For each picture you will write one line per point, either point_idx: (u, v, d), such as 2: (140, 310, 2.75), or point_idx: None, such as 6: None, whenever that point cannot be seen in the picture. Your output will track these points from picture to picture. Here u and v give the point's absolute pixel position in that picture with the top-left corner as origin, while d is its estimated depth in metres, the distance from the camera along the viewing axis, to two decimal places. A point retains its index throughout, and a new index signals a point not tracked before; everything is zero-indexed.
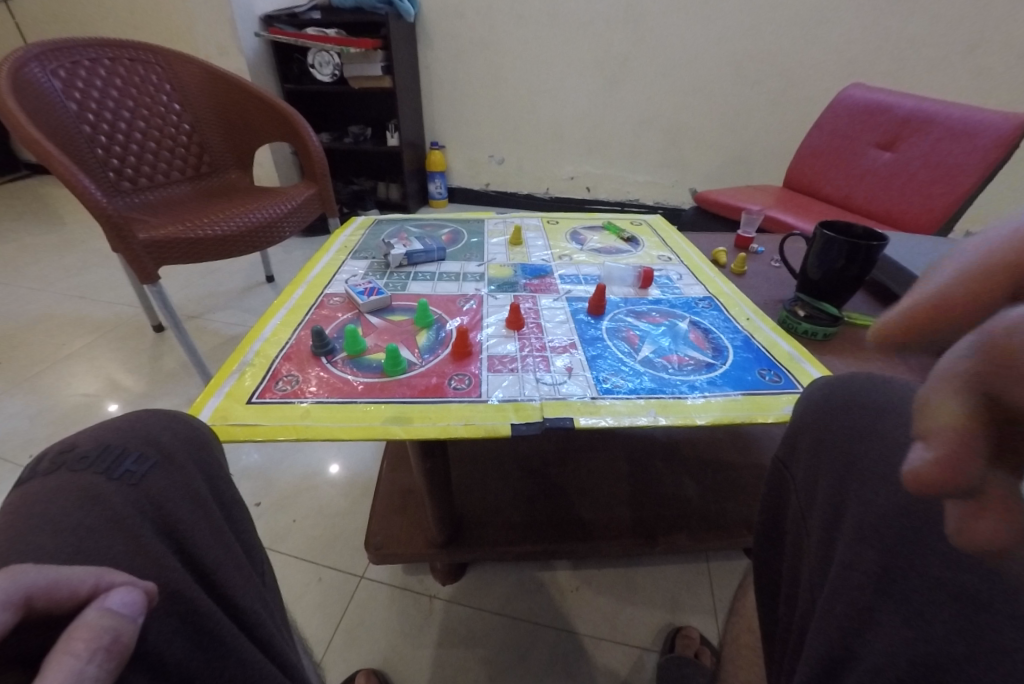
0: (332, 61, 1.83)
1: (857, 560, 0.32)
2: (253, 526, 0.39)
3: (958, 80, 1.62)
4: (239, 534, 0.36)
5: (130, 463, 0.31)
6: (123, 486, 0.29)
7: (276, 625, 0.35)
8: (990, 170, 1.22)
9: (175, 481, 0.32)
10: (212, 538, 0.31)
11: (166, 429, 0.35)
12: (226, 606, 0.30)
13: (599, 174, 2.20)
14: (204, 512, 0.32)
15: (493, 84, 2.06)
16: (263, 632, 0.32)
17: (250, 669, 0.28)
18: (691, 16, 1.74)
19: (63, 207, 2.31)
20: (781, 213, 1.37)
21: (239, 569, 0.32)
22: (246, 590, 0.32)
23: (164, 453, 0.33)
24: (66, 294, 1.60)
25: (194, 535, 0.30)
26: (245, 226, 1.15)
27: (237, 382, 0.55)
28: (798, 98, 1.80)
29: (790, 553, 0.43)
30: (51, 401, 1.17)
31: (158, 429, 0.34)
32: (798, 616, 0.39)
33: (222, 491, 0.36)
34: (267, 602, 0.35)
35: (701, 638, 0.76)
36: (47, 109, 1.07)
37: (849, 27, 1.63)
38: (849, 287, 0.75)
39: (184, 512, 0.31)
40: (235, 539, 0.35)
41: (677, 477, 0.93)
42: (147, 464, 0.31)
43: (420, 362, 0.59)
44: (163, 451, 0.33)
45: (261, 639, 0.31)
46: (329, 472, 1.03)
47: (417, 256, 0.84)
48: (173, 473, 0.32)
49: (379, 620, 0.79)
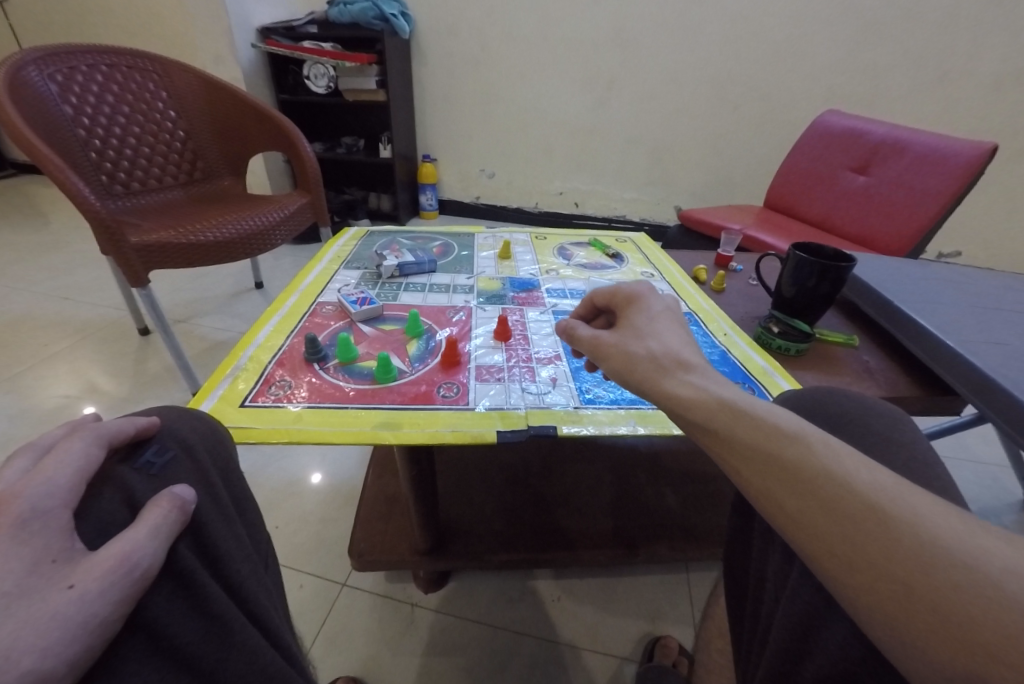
0: (327, 73, 1.87)
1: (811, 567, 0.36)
2: (263, 522, 0.40)
3: (925, 110, 1.72)
4: (247, 527, 0.38)
5: (151, 453, 0.32)
6: (142, 476, 0.31)
7: (277, 611, 0.36)
8: (957, 194, 1.29)
9: (192, 473, 0.33)
10: (224, 530, 0.33)
11: (185, 424, 0.36)
12: (232, 592, 0.31)
13: (588, 190, 2.26)
14: (216, 504, 0.34)
15: (486, 100, 2.11)
16: (265, 619, 0.33)
17: (252, 653, 0.29)
18: (676, 42, 1.82)
19: (47, 208, 2.28)
20: (760, 234, 1.42)
21: (248, 562, 0.33)
22: (251, 577, 0.33)
23: (183, 447, 0.34)
24: (48, 296, 1.58)
25: (211, 526, 0.32)
26: (237, 233, 1.16)
27: (231, 385, 0.56)
28: (778, 124, 1.89)
29: (757, 558, 0.46)
30: (29, 403, 1.16)
31: (177, 423, 0.36)
32: (764, 614, 0.42)
33: (233, 484, 0.38)
34: (269, 589, 0.36)
35: (680, 648, 0.77)
36: (42, 112, 1.08)
37: (824, 59, 1.73)
38: (821, 305, 0.79)
39: (202, 503, 0.32)
40: (245, 533, 0.36)
41: (658, 488, 0.95)
42: (165, 456, 0.33)
43: (410, 370, 0.61)
44: (182, 445, 0.35)
45: (262, 624, 0.32)
46: (312, 480, 1.03)
47: (408, 267, 0.86)
48: (189, 466, 0.34)
49: (361, 627, 0.79)
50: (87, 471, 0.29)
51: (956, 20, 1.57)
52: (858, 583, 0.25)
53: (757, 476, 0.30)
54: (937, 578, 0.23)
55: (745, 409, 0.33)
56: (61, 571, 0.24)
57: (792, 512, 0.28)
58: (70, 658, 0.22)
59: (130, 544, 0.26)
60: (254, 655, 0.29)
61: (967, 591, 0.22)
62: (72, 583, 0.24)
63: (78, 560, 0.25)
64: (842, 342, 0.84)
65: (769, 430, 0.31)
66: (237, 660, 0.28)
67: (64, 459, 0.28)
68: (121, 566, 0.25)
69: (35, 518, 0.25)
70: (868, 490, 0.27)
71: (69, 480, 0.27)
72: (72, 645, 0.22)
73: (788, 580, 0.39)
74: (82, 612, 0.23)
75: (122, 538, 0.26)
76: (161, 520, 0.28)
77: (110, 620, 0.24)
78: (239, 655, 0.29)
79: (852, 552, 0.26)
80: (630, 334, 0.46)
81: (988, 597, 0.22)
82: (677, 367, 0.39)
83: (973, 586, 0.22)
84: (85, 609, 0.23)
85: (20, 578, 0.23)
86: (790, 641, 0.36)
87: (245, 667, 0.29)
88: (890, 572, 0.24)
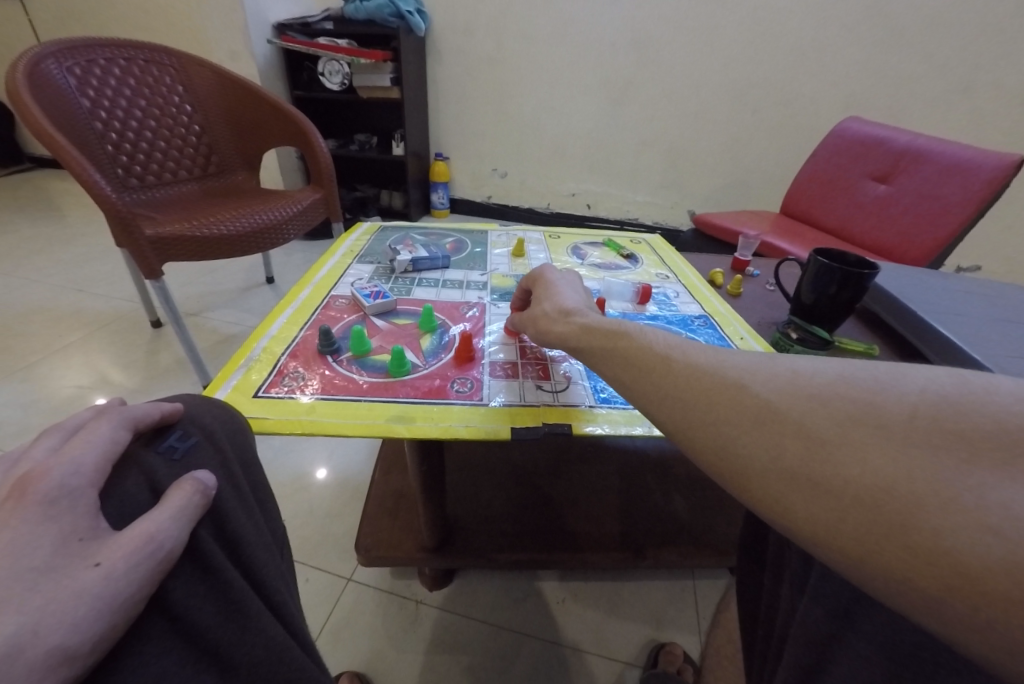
0: (342, 70, 1.88)
1: (824, 582, 0.35)
2: (279, 513, 0.40)
3: (948, 119, 1.69)
4: (265, 516, 0.37)
5: (174, 439, 0.33)
6: (164, 461, 0.31)
7: (293, 601, 0.35)
8: (981, 206, 1.26)
9: (213, 459, 0.33)
10: (244, 517, 0.32)
11: (207, 412, 0.36)
12: (250, 579, 0.31)
13: (600, 192, 2.24)
14: (236, 491, 0.33)
15: (500, 100, 2.11)
16: (282, 608, 0.32)
17: (269, 638, 0.29)
18: (693, 44, 1.80)
19: (63, 201, 2.31)
20: (775, 239, 1.41)
21: (266, 550, 0.33)
22: (268, 566, 0.32)
23: (205, 433, 0.34)
24: (62, 287, 1.60)
25: (231, 512, 0.31)
26: (251, 227, 1.17)
27: (243, 376, 0.56)
28: (795, 128, 1.86)
29: (772, 565, 0.46)
30: (43, 392, 1.17)
31: (199, 411, 0.36)
32: (779, 622, 0.42)
33: (252, 472, 0.37)
34: (285, 579, 0.36)
35: (685, 655, 0.76)
36: (60, 105, 1.09)
37: (844, 63, 1.70)
38: (841, 313, 0.78)
39: (224, 489, 0.32)
40: (264, 523, 0.36)
41: (667, 493, 0.94)
42: (188, 442, 0.33)
43: (423, 364, 0.61)
44: (205, 432, 0.34)
45: (280, 613, 0.32)
46: (318, 476, 1.03)
47: (422, 263, 0.85)
48: (211, 452, 0.33)
49: (366, 624, 0.79)
50: (113, 452, 0.29)
51: (984, 27, 1.54)
52: (667, 410, 0.36)
53: (602, 363, 0.43)
54: (703, 386, 0.35)
55: (595, 325, 0.46)
56: (87, 549, 0.24)
57: (626, 381, 0.40)
58: (94, 636, 0.22)
59: (153, 526, 0.26)
60: (271, 641, 0.29)
61: (721, 387, 0.34)
62: (98, 561, 0.24)
63: (104, 539, 0.25)
64: (861, 351, 0.82)
65: (604, 330, 0.44)
66: (254, 644, 0.28)
67: (91, 439, 0.28)
68: (144, 547, 0.25)
69: (63, 495, 0.25)
70: (663, 350, 0.39)
71: (96, 459, 0.28)
72: (97, 623, 0.23)
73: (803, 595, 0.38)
74: (107, 591, 0.23)
75: (146, 519, 0.26)
76: (185, 503, 0.28)
77: (132, 599, 0.24)
78: (256, 639, 0.28)
79: (663, 390, 0.37)
80: (535, 303, 0.57)
81: (721, 387, 0.34)
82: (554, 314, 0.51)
83: (722, 381, 0.34)
84: (110, 588, 0.23)
85: (48, 555, 0.24)
86: (809, 648, 0.35)
87: (261, 653, 0.28)
88: (677, 396, 0.36)
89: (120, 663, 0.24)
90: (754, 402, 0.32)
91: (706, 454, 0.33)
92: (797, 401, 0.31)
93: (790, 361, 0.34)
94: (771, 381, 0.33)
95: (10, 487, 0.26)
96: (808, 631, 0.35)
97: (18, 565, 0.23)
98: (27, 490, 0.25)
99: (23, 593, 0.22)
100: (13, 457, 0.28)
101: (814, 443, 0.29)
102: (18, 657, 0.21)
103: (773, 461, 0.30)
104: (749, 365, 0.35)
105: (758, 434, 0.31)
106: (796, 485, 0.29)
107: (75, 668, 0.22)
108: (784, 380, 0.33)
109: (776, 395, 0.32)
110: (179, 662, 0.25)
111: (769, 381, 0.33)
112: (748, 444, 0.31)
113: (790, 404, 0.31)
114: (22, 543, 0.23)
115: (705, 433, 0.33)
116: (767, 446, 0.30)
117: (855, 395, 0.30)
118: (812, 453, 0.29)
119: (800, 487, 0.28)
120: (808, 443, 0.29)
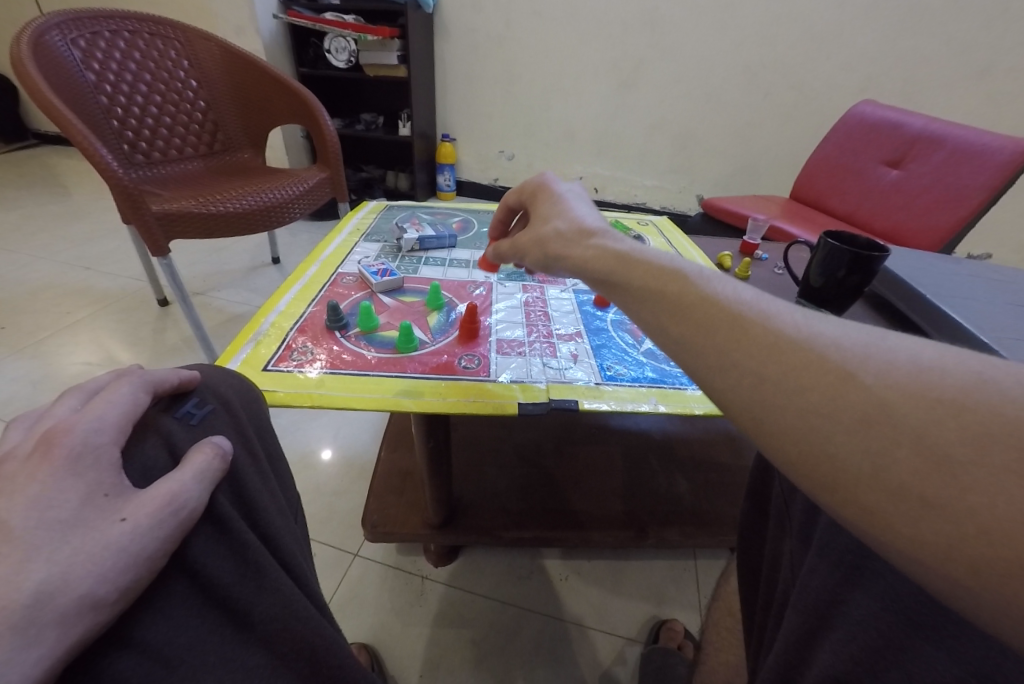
0: (348, 47, 1.84)
1: (820, 564, 0.36)
2: (292, 479, 0.40)
3: (970, 102, 1.64)
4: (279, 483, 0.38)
5: (191, 406, 0.33)
6: (181, 426, 0.32)
7: (307, 563, 0.36)
8: (995, 192, 1.24)
9: (228, 429, 0.34)
10: (259, 484, 0.33)
11: (225, 383, 0.36)
12: (268, 544, 0.32)
13: (608, 175, 2.21)
14: (250, 456, 0.34)
15: (508, 79, 2.07)
16: (297, 569, 0.33)
17: (286, 598, 0.29)
18: (707, 23, 1.75)
19: (70, 178, 2.30)
20: (786, 225, 1.39)
21: (280, 514, 0.34)
22: (283, 532, 0.33)
23: (221, 402, 0.35)
24: (70, 265, 1.61)
25: (247, 478, 0.32)
26: (258, 204, 1.16)
27: (253, 351, 0.56)
28: (809, 111, 1.82)
29: (772, 535, 0.46)
30: (52, 368, 1.19)
31: (218, 382, 0.36)
32: (779, 594, 0.42)
33: (267, 440, 0.38)
34: (299, 541, 0.37)
35: (685, 632, 0.77)
36: (64, 77, 1.07)
37: (863, 43, 1.65)
38: (849, 297, 0.78)
39: (238, 454, 0.33)
40: (278, 488, 0.36)
41: (670, 475, 0.94)
42: (205, 409, 0.33)
43: (431, 341, 0.61)
44: (221, 400, 0.35)
45: (296, 575, 0.33)
46: (323, 455, 1.04)
47: (428, 241, 0.85)
48: (226, 421, 0.34)
49: (369, 598, 0.80)
50: (135, 413, 0.29)
51: (1011, 7, 1.48)
52: (736, 386, 0.29)
53: (644, 308, 0.36)
54: (796, 362, 0.27)
55: (634, 257, 0.40)
56: (113, 505, 0.25)
57: (678, 336, 0.33)
58: (120, 586, 0.24)
59: (177, 485, 0.27)
60: (288, 600, 0.30)
61: (814, 367, 0.27)
62: (124, 516, 0.25)
63: (129, 496, 0.26)
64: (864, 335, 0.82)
65: (653, 269, 0.37)
66: (270, 602, 0.29)
67: (113, 398, 0.29)
68: (169, 505, 0.26)
69: (88, 451, 0.26)
70: (731, 299, 0.32)
71: (119, 417, 0.28)
72: (124, 574, 0.24)
73: (802, 571, 0.39)
74: (133, 544, 0.24)
75: (169, 478, 0.27)
76: (205, 467, 0.28)
77: (157, 553, 0.25)
78: (272, 598, 0.29)
79: (734, 359, 0.29)
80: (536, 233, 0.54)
81: (827, 371, 0.26)
82: (576, 238, 0.47)
83: (822, 364, 0.27)
84: (136, 541, 0.24)
85: (75, 508, 0.24)
86: (808, 620, 0.35)
87: (278, 611, 0.29)
88: (747, 366, 0.29)
89: (142, 614, 0.25)
90: (862, 398, 0.25)
91: (781, 443, 0.27)
92: (920, 403, 0.24)
93: (911, 350, 0.26)
94: (886, 371, 0.26)
95: (35, 442, 0.27)
96: (802, 611, 0.36)
97: (47, 517, 0.24)
98: (52, 444, 0.26)
99: (52, 542, 0.23)
100: (39, 415, 0.29)
101: (935, 458, 0.23)
102: (49, 603, 0.22)
103: (876, 471, 0.24)
104: (855, 348, 0.27)
105: (861, 435, 0.24)
106: (901, 504, 0.23)
107: (100, 616, 0.23)
108: (904, 371, 0.25)
109: (895, 396, 0.25)
110: (198, 616, 0.26)
111: (887, 375, 0.25)
112: (847, 443, 0.25)
113: (913, 408, 0.24)
114: (52, 495, 0.24)
115: (785, 415, 0.27)
116: (872, 452, 0.24)
117: (997, 403, 0.23)
118: (930, 471, 0.22)
119: (908, 506, 0.23)
120: (927, 456, 0.23)
